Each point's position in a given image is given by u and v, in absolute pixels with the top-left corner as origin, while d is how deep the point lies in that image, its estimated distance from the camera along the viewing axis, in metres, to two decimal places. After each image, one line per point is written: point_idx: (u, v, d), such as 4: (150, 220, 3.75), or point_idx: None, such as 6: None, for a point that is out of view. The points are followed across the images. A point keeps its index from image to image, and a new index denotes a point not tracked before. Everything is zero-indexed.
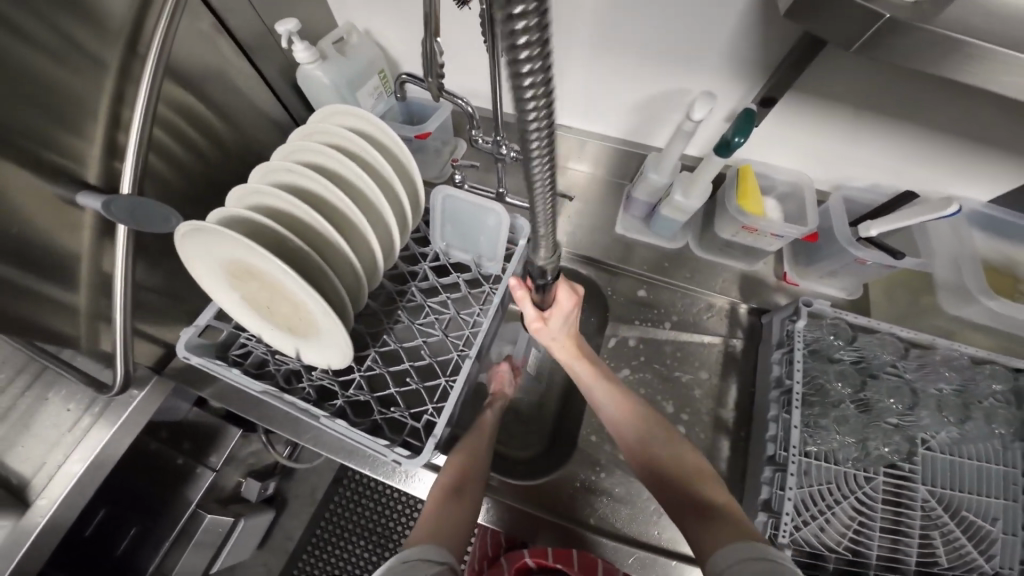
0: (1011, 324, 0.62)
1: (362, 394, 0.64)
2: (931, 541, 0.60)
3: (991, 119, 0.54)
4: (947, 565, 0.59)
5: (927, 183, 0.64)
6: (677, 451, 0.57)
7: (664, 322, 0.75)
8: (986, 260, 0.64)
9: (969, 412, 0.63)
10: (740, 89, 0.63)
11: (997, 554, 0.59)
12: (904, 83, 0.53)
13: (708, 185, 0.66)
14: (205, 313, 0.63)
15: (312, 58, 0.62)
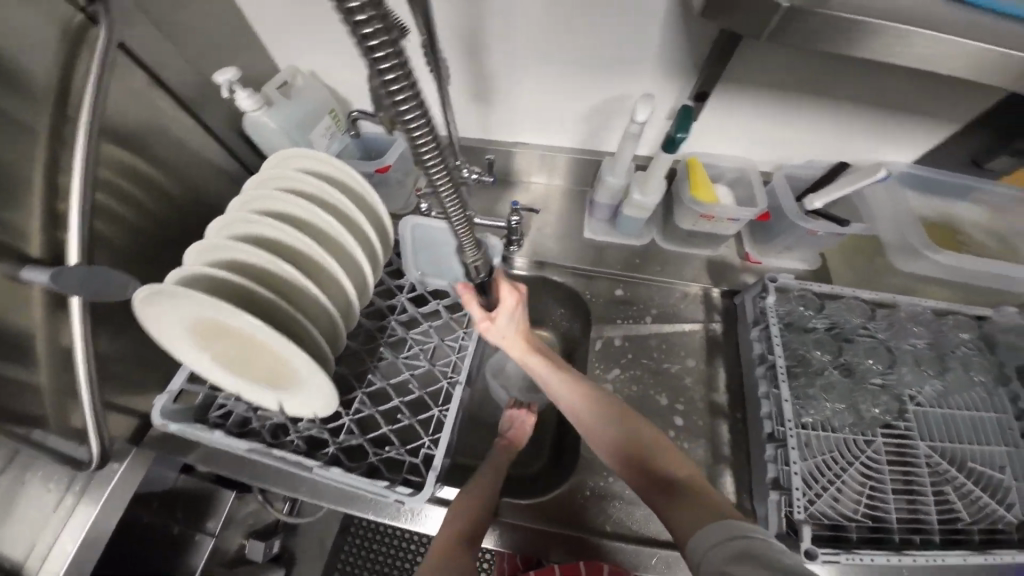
0: (961, 274, 0.64)
1: (354, 437, 0.62)
2: (948, 497, 0.61)
3: (897, 88, 0.58)
4: (970, 519, 0.60)
5: (858, 150, 0.69)
6: (649, 435, 0.55)
7: (644, 317, 0.76)
8: (924, 218, 0.68)
9: (946, 362, 0.67)
10: (676, 88, 0.67)
11: (1018, 502, 0.60)
12: (807, 61, 0.58)
13: (661, 182, 0.71)
14: (177, 377, 0.61)
15: (257, 105, 0.63)
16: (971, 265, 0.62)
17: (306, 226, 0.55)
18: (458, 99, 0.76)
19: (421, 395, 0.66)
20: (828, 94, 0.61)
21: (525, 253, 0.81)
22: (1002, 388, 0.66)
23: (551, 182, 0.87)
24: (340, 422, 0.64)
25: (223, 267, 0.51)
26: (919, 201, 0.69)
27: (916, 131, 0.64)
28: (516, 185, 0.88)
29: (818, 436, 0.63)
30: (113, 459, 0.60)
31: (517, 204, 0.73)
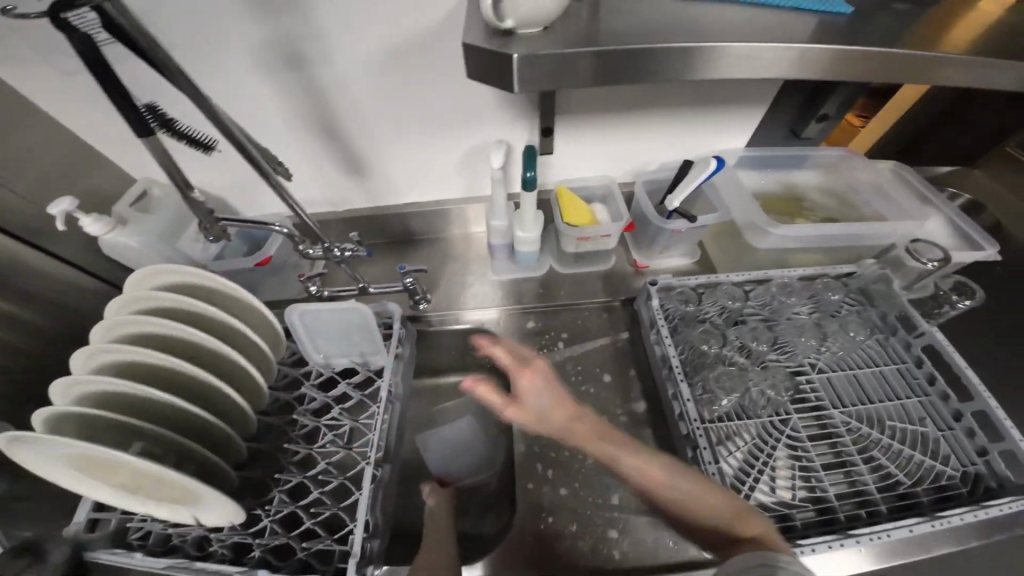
0: (808, 239, 0.71)
1: (278, 536, 0.59)
2: (878, 459, 0.63)
3: (694, 95, 0.68)
4: (912, 481, 0.61)
5: (693, 147, 0.78)
6: (654, 474, 0.51)
7: (557, 343, 0.77)
8: (760, 192, 0.79)
9: (824, 330, 0.70)
10: (524, 132, 0.72)
11: (952, 454, 0.61)
12: (615, 92, 0.67)
13: (536, 217, 0.75)
14: (82, 506, 0.59)
15: (106, 228, 0.69)
16: (808, 231, 0.69)
17: (178, 342, 0.61)
18: (328, 177, 0.79)
19: (340, 482, 0.64)
20: (645, 109, 0.70)
21: (435, 304, 0.81)
22: (894, 338, 0.70)
23: (448, 232, 0.89)
24: (260, 524, 0.60)
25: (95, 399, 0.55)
26: (756, 179, 0.79)
27: (726, 117, 0.73)
28: (418, 241, 0.90)
29: (733, 424, 0.63)
30: None
31: (405, 265, 0.71)
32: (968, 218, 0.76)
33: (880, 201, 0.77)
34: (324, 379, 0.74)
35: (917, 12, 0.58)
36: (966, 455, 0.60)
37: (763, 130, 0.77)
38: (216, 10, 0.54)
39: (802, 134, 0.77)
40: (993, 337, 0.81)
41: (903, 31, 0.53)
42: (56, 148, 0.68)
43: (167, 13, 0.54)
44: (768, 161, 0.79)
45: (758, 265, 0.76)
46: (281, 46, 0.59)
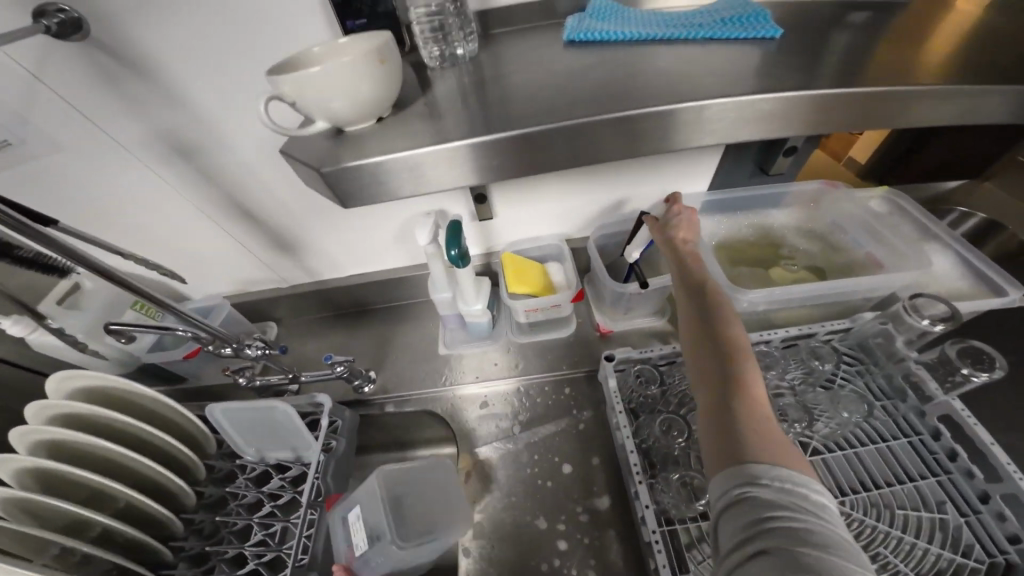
0: (785, 299, 0.62)
1: None
2: (888, 561, 0.51)
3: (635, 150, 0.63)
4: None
5: (645, 196, 0.71)
6: (747, 350, 0.40)
7: (513, 425, 0.69)
8: (729, 239, 0.71)
9: (812, 408, 0.61)
10: (459, 197, 0.65)
11: (975, 542, 0.49)
12: None
13: (478, 287, 0.67)
14: None
15: (26, 328, 0.65)
16: (782, 292, 0.61)
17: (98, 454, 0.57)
18: (259, 255, 0.74)
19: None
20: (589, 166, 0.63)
21: (381, 384, 0.74)
22: (901, 406, 0.59)
23: (398, 300, 0.83)
24: None
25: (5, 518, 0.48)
26: (728, 225, 0.71)
27: (676, 166, 0.67)
28: (367, 310, 0.83)
29: (701, 526, 0.52)
30: None
31: (334, 353, 0.65)
32: (982, 254, 0.65)
33: (872, 241, 0.67)
34: (261, 473, 0.69)
35: (876, 30, 0.49)
36: (991, 544, 0.49)
37: (724, 170, 0.69)
38: (101, 108, 0.52)
39: (769, 171, 0.68)
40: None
41: (863, 59, 0.44)
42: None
43: (48, 119, 0.52)
44: (735, 205, 0.71)
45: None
46: (177, 137, 0.56)
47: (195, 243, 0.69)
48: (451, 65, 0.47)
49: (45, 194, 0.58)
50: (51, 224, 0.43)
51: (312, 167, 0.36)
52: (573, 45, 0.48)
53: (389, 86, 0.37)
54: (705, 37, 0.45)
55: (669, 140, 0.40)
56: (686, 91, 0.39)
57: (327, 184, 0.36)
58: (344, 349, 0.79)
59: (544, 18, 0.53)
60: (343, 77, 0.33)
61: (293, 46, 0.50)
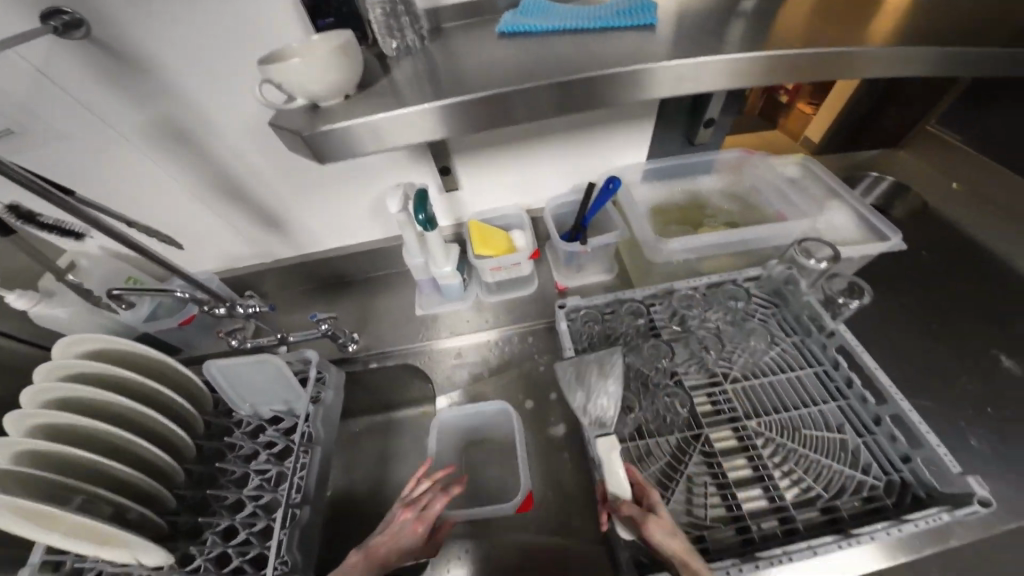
0: (706, 247, 0.72)
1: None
2: (798, 474, 0.61)
3: (575, 122, 0.73)
4: (831, 494, 0.58)
5: (591, 167, 0.81)
6: None
7: (482, 372, 0.78)
8: (669, 204, 0.81)
9: (732, 341, 0.72)
10: (424, 169, 0.73)
11: (872, 463, 0.59)
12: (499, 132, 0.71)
13: (447, 250, 0.76)
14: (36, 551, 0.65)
15: (30, 300, 0.70)
16: (703, 240, 0.71)
17: (97, 406, 0.63)
18: (245, 231, 0.81)
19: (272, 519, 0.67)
20: (536, 139, 0.73)
21: (364, 344, 0.83)
22: (807, 340, 0.70)
23: (378, 272, 0.91)
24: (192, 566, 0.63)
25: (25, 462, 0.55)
26: (665, 193, 0.81)
27: (613, 139, 0.77)
28: (350, 282, 0.91)
29: (648, 445, 0.64)
30: None
31: (316, 314, 0.73)
32: (880, 214, 0.76)
33: (781, 200, 0.79)
34: (254, 428, 0.75)
35: (762, 16, 0.59)
36: (884, 464, 0.58)
37: (657, 143, 0.80)
38: (100, 97, 0.59)
39: (694, 142, 0.79)
40: (924, 320, 0.80)
41: (744, 38, 0.54)
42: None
43: (49, 108, 0.58)
44: (667, 173, 0.82)
45: (666, 276, 0.78)
46: (170, 122, 0.63)
47: (183, 220, 0.76)
48: (407, 54, 0.56)
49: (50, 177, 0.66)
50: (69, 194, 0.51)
51: (291, 133, 0.44)
52: (505, 37, 0.58)
53: (353, 67, 0.45)
54: (607, 26, 0.55)
55: (584, 105, 0.49)
56: (594, 66, 0.49)
57: (306, 145, 0.45)
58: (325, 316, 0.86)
59: (487, 12, 0.62)
60: (321, 67, 0.42)
61: (267, 34, 0.57)
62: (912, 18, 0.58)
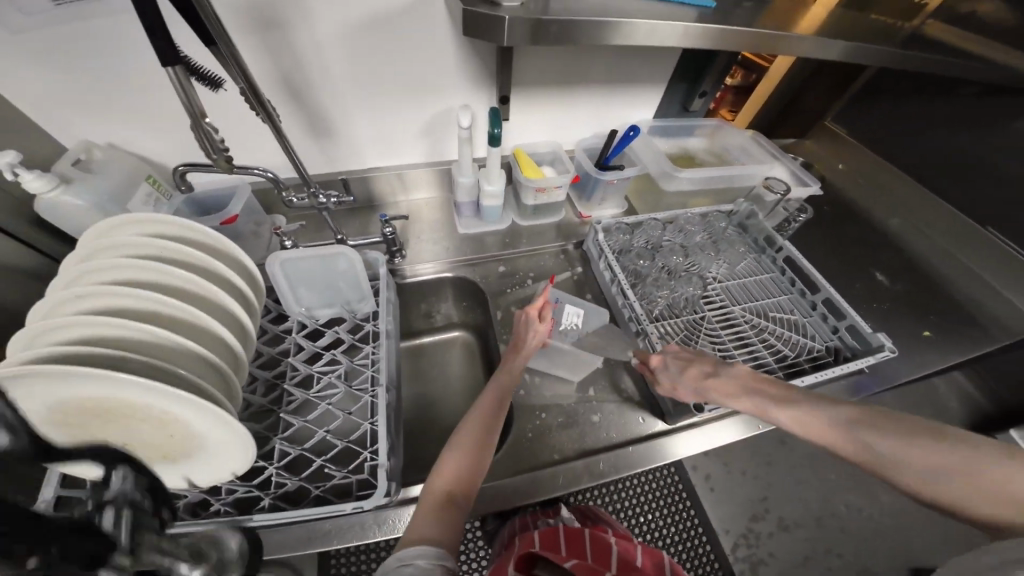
0: (700, 180, 0.93)
1: (288, 478, 0.59)
2: (773, 342, 0.82)
3: (610, 74, 0.87)
4: (795, 355, 0.80)
5: (617, 117, 0.98)
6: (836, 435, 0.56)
7: (526, 281, 0.91)
8: (670, 152, 0.99)
9: (723, 252, 0.92)
10: (484, 95, 0.83)
11: (817, 333, 0.82)
12: (553, 74, 0.83)
13: (501, 172, 0.86)
14: (48, 485, 0.54)
15: (49, 184, 0.61)
16: (702, 174, 0.91)
17: (169, 287, 0.56)
18: (297, 139, 0.80)
19: (346, 417, 0.66)
20: (580, 86, 0.88)
21: (410, 258, 0.89)
22: (766, 254, 0.93)
23: (412, 199, 0.97)
24: (266, 472, 0.60)
25: (91, 340, 0.49)
26: (665, 143, 1.01)
27: (637, 93, 0.94)
28: (382, 207, 0.96)
29: (668, 323, 0.81)
30: None
31: (385, 217, 0.80)
32: (804, 170, 0.99)
33: (746, 155, 1.02)
34: (309, 331, 0.74)
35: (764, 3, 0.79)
36: (827, 334, 0.82)
37: (665, 104, 0.99)
38: None
39: (690, 108, 1.00)
40: (836, 250, 1.11)
41: (760, 14, 0.73)
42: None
43: None
44: (670, 131, 1.01)
45: (666, 207, 0.98)
46: (266, 13, 0.62)
47: (225, 117, 0.70)
48: None
49: (107, 48, 0.63)
50: (210, 45, 0.46)
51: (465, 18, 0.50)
52: None
53: None
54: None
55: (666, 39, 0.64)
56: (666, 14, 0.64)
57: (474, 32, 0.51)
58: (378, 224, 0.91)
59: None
60: None
61: None
62: (856, 23, 0.83)
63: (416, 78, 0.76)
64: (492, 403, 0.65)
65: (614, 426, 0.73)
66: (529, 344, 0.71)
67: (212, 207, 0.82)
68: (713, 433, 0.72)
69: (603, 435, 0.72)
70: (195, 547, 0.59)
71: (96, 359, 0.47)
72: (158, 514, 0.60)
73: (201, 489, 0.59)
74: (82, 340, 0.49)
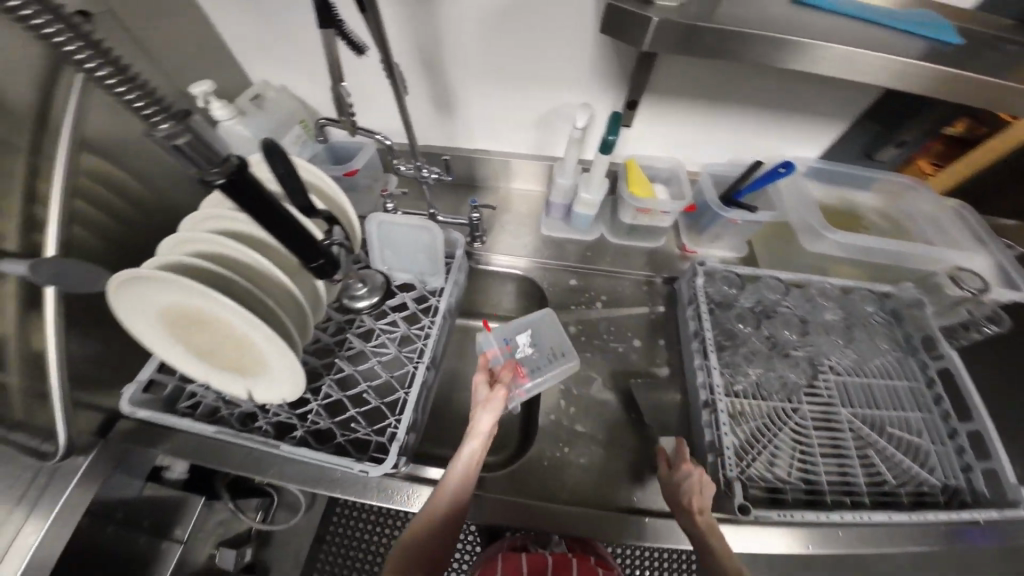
0: (857, 250, 0.75)
1: (321, 421, 0.65)
2: (873, 462, 0.65)
3: (779, 98, 0.73)
4: (897, 483, 0.64)
5: (767, 151, 0.83)
6: None
7: (595, 303, 0.84)
8: (830, 204, 0.82)
9: (853, 333, 0.75)
10: (610, 98, 0.76)
11: (938, 467, 0.64)
12: (706, 85, 0.72)
13: (603, 180, 0.79)
14: (146, 368, 0.65)
15: (231, 114, 0.72)
16: (860, 242, 0.74)
17: None
18: (421, 109, 0.83)
19: (389, 380, 0.69)
20: (731, 108, 0.75)
21: (487, 245, 0.89)
22: (913, 357, 0.72)
23: (508, 187, 0.96)
24: (308, 407, 0.67)
25: (209, 257, 0.57)
26: (822, 190, 0.82)
27: (798, 129, 0.78)
28: (480, 189, 0.96)
29: (748, 404, 0.68)
30: (78, 453, 0.61)
31: (476, 201, 0.81)
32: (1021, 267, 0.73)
33: (934, 230, 0.78)
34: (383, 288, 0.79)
35: None
36: (952, 470, 0.63)
37: (839, 146, 0.80)
38: None
39: (875, 157, 0.80)
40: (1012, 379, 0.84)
41: None
42: (184, 37, 0.71)
43: None
44: (836, 177, 0.81)
45: (797, 266, 0.82)
46: None
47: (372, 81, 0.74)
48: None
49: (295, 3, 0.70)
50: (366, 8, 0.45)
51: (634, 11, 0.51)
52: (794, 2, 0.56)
53: None
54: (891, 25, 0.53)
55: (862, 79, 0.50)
56: (881, 44, 0.50)
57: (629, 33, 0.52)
58: (468, 207, 0.91)
59: None
60: None
61: None
62: None
63: (547, 68, 0.73)
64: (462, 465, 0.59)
65: (640, 487, 0.67)
66: (486, 412, 0.62)
67: (343, 156, 0.89)
68: (759, 537, 0.59)
69: (627, 496, 0.65)
70: (229, 452, 0.65)
71: (206, 273, 0.55)
72: (216, 416, 0.67)
73: (254, 404, 0.65)
74: (203, 253, 0.57)
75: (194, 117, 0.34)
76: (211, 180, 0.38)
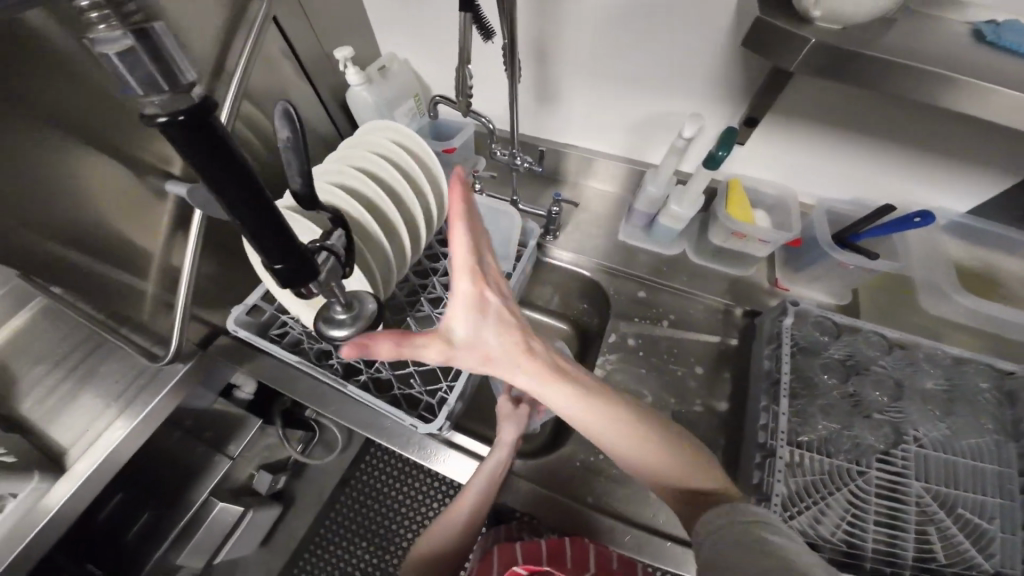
0: (985, 315, 0.70)
1: (384, 370, 0.69)
2: (926, 533, 0.61)
3: (924, 139, 0.65)
4: (945, 559, 0.60)
5: (897, 193, 0.75)
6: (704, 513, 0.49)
7: (662, 320, 0.82)
8: (964, 265, 0.75)
9: (954, 408, 0.67)
10: (726, 111, 0.71)
11: (997, 553, 0.59)
12: (844, 112, 0.65)
13: (699, 195, 0.75)
14: (254, 293, 0.69)
15: (361, 81, 0.73)
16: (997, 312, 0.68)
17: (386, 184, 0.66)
18: (525, 98, 0.81)
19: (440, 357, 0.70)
20: (862, 142, 0.69)
21: (559, 241, 0.88)
22: (1014, 443, 0.64)
23: (593, 187, 0.93)
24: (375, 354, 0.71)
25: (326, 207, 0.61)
26: (960, 248, 0.75)
27: (935, 173, 0.70)
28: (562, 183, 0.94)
29: (808, 456, 0.64)
30: None
31: (559, 196, 0.80)
32: None
33: None
34: None
35: None
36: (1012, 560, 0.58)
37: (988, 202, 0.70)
38: None
39: None
40: None
41: None
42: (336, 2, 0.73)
43: None
44: (978, 236, 0.73)
45: (906, 324, 0.76)
46: None
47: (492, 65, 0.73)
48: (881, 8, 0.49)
49: None
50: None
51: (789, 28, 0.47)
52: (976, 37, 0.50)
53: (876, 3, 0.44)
54: None
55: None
56: None
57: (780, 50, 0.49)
58: (549, 200, 0.90)
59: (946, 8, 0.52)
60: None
61: None
62: None
63: (666, 72, 0.69)
64: (484, 478, 0.63)
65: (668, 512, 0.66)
66: (505, 430, 0.66)
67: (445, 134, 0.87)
68: None
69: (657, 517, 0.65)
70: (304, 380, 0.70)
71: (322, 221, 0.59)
72: (299, 347, 0.72)
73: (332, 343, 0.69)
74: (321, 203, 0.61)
75: (156, 33, 0.23)
76: (152, 119, 0.25)
